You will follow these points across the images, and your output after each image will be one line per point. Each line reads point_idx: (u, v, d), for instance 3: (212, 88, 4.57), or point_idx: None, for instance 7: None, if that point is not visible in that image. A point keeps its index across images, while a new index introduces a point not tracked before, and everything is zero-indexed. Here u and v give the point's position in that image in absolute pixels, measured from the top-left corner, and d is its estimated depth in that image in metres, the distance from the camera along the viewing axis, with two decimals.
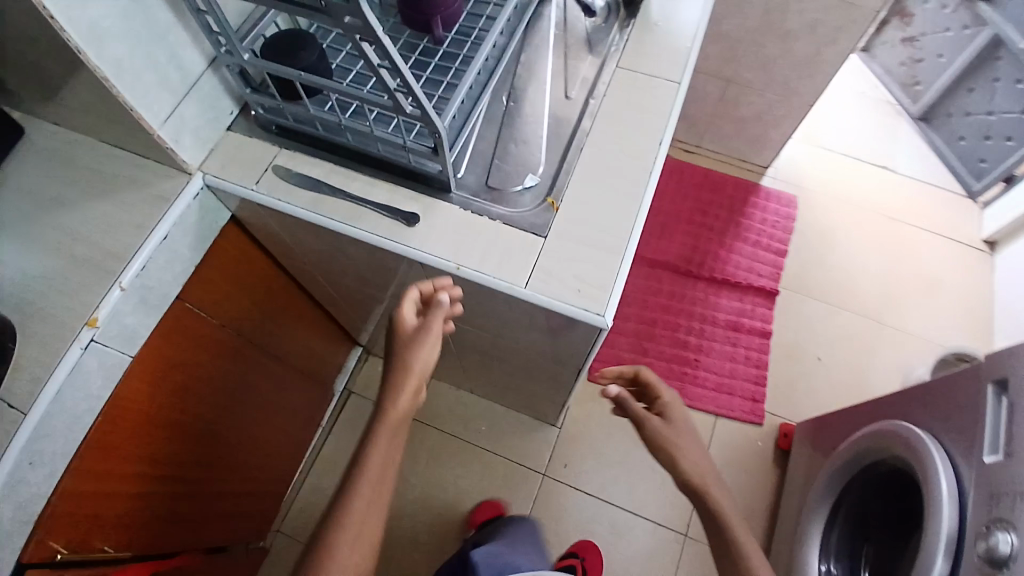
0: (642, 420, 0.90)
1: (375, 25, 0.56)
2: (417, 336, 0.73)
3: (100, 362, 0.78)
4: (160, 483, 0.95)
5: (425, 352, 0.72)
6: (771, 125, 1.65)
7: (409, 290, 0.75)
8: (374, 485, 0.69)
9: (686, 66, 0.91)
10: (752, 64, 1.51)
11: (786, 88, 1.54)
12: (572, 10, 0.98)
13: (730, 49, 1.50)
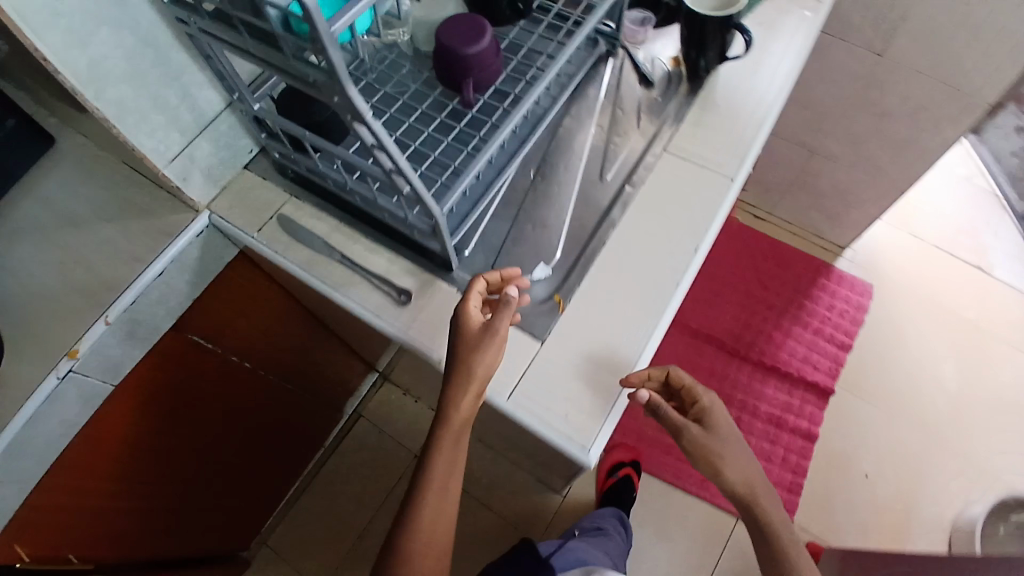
0: (680, 429, 0.75)
1: (361, 108, 0.51)
2: (481, 340, 0.63)
3: (79, 390, 0.77)
4: (137, 497, 0.95)
5: (491, 359, 0.63)
6: (853, 204, 1.50)
7: (472, 282, 0.66)
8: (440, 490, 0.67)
9: (744, 160, 0.81)
10: (839, 137, 1.37)
11: (874, 169, 1.39)
12: (628, 77, 0.89)
13: (815, 120, 1.37)
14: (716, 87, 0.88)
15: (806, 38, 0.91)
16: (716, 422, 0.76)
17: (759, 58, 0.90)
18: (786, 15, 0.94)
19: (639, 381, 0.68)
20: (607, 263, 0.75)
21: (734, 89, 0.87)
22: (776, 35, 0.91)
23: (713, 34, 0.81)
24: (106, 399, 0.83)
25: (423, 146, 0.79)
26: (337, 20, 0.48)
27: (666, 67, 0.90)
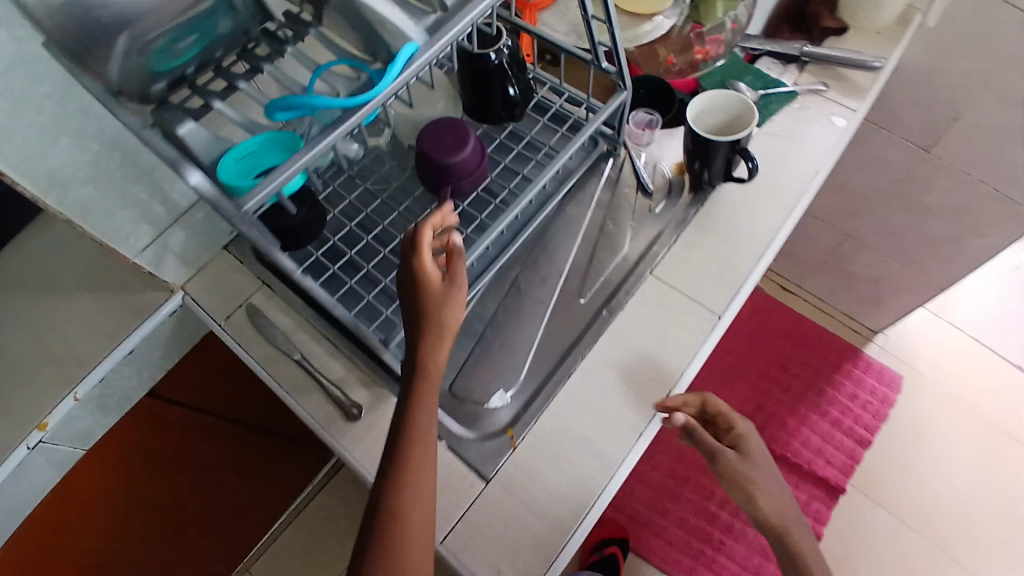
0: (715, 452, 0.72)
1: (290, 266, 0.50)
2: (438, 301, 0.55)
3: (47, 457, 0.78)
4: (116, 548, 0.96)
5: (449, 317, 0.55)
6: (887, 291, 1.40)
7: (422, 232, 0.55)
8: (420, 479, 0.56)
9: (735, 295, 0.77)
10: (876, 225, 1.27)
11: (912, 262, 1.29)
12: (625, 184, 0.85)
13: (851, 205, 1.28)
14: (720, 203, 0.83)
15: (827, 150, 0.85)
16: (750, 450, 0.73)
17: (774, 168, 0.85)
18: (813, 120, 0.88)
19: (674, 406, 0.71)
20: (571, 398, 0.73)
21: (739, 208, 0.83)
22: (797, 145, 0.86)
23: (719, 153, 0.76)
24: (77, 460, 0.85)
25: (397, 252, 0.74)
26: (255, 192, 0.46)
27: (669, 173, 0.85)
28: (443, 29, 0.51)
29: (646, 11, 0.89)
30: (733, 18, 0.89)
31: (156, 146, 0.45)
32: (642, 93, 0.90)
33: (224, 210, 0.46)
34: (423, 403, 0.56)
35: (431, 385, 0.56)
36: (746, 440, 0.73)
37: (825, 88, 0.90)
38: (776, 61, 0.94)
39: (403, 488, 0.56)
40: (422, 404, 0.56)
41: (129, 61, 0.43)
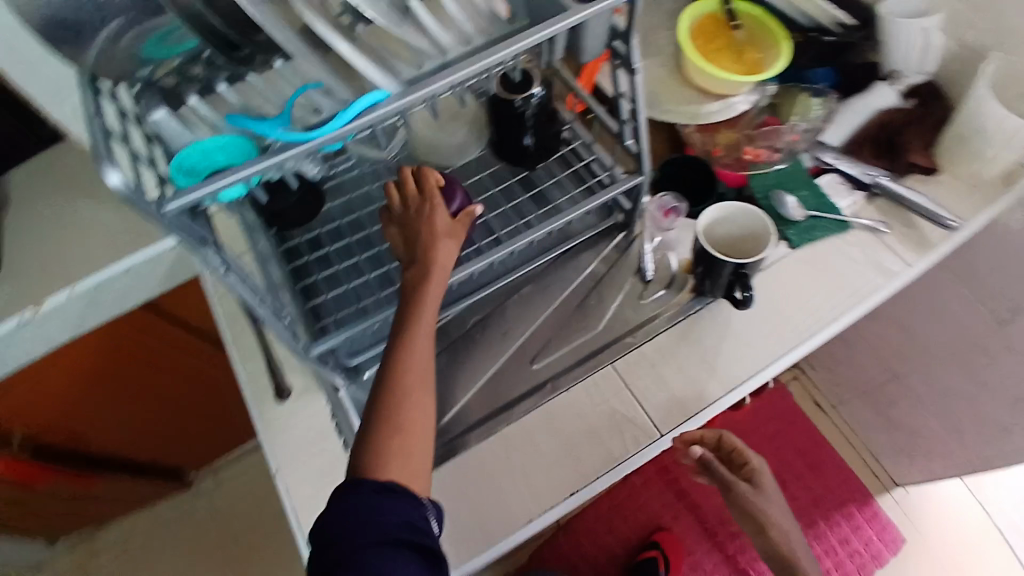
0: (731, 483, 0.75)
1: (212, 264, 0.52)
2: (443, 233, 0.61)
3: (38, 332, 0.84)
4: (87, 413, 1.07)
5: (447, 251, 0.61)
6: (919, 449, 1.27)
7: (434, 181, 0.63)
8: (416, 380, 0.58)
9: (692, 415, 0.71)
10: (927, 381, 1.14)
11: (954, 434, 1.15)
12: (626, 264, 0.80)
13: (904, 350, 1.15)
14: (715, 314, 0.77)
15: (857, 299, 0.77)
16: (762, 483, 0.77)
17: (791, 299, 0.77)
18: (857, 260, 0.80)
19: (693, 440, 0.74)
20: (475, 458, 0.70)
21: (733, 329, 0.76)
22: (826, 283, 0.78)
23: (720, 273, 0.71)
24: (67, 340, 0.90)
25: (370, 261, 0.76)
26: (187, 192, 0.47)
27: (675, 266, 0.80)
28: (421, 84, 0.51)
29: (717, 89, 0.86)
30: (797, 129, 0.86)
31: (94, 137, 0.44)
32: (679, 174, 0.85)
33: (142, 208, 0.45)
34: (423, 315, 0.59)
35: (435, 293, 0.60)
36: (759, 475, 0.77)
37: (886, 230, 0.81)
38: (846, 182, 0.84)
39: (404, 387, 0.58)
40: (422, 316, 0.59)
41: None
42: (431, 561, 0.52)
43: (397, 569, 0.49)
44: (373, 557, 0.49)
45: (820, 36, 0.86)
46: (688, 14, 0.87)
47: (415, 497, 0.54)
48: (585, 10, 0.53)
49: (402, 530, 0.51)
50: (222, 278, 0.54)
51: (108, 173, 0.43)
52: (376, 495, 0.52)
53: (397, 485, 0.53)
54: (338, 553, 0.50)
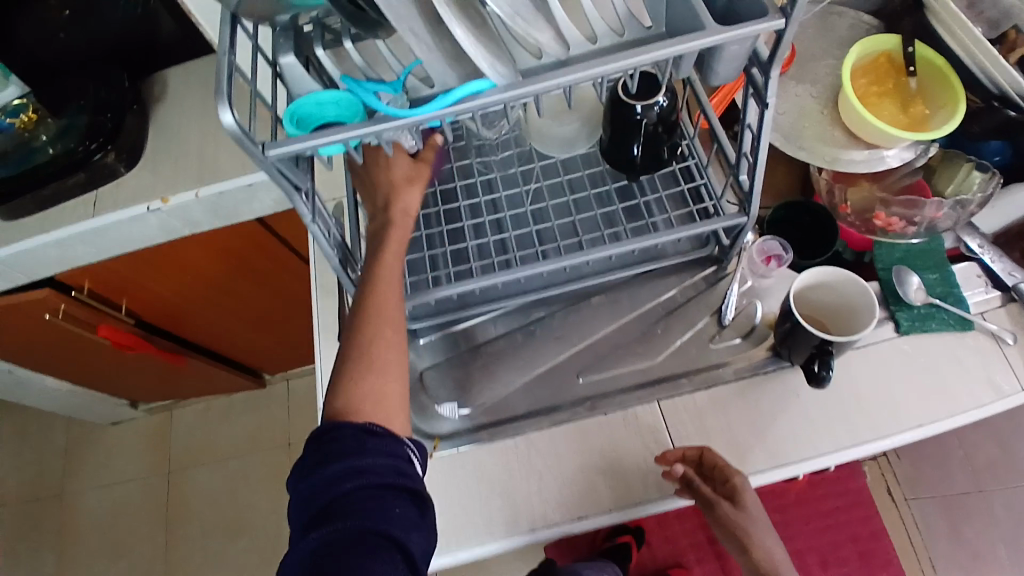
0: (714, 502, 0.66)
1: (302, 211, 0.55)
2: (402, 183, 0.62)
3: (161, 224, 0.94)
4: (189, 301, 1.18)
5: (414, 199, 0.62)
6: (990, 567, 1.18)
7: None
8: (388, 332, 0.59)
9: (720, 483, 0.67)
10: None
11: None
12: (707, 300, 0.76)
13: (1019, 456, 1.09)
14: (785, 381, 0.71)
15: (950, 410, 0.69)
16: (748, 504, 0.67)
17: (873, 388, 0.71)
18: (964, 366, 0.71)
19: (673, 459, 0.67)
20: (500, 452, 0.71)
21: (800, 402, 0.70)
22: (921, 382, 0.71)
23: (804, 340, 0.65)
24: (183, 237, 1.00)
25: (450, 233, 0.78)
26: (289, 142, 0.49)
27: (759, 318, 0.75)
28: (532, 80, 0.50)
29: (867, 138, 0.77)
30: (943, 207, 0.75)
31: (218, 75, 0.47)
32: (802, 220, 0.79)
33: (246, 150, 0.48)
34: (389, 257, 0.61)
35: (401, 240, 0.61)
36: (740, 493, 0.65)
37: (1011, 341, 0.71)
38: (984, 276, 0.76)
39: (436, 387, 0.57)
40: (388, 259, 0.61)
41: None
42: (420, 501, 0.54)
43: (389, 511, 0.50)
44: (364, 502, 0.50)
45: (1003, 107, 0.74)
46: (861, 46, 0.77)
47: (396, 435, 0.56)
48: (724, 32, 0.48)
49: (390, 475, 0.52)
50: (307, 225, 0.57)
51: (224, 112, 0.46)
52: (359, 438, 0.53)
53: (378, 426, 0.55)
54: (330, 499, 0.51)
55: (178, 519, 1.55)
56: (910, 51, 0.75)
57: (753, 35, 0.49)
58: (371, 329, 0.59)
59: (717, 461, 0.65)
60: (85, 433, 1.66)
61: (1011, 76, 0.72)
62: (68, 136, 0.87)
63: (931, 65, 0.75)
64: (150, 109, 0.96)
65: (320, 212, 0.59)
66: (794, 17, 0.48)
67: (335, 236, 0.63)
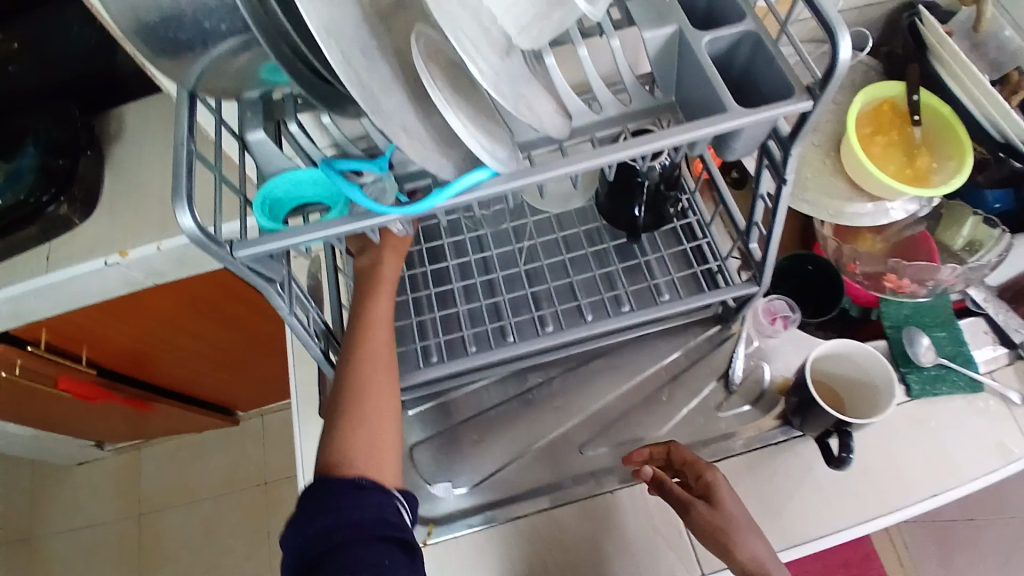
0: (686, 503, 0.60)
1: (278, 305, 0.49)
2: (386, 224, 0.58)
3: (123, 277, 0.84)
4: (156, 347, 1.10)
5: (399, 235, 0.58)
6: None
7: None
8: (377, 397, 0.54)
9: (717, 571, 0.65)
10: None
11: None
12: (710, 364, 0.73)
13: None
14: (797, 453, 0.69)
15: (958, 478, 0.66)
16: (725, 502, 0.59)
17: (887, 456, 0.68)
18: (976, 430, 0.69)
19: (639, 460, 0.66)
20: (502, 535, 0.68)
21: (812, 475, 0.68)
22: (932, 450, 0.68)
23: (821, 418, 0.64)
24: (149, 287, 0.90)
25: (439, 296, 0.73)
26: (260, 240, 0.44)
27: (768, 381, 0.72)
28: (535, 167, 0.45)
29: (873, 190, 0.73)
30: (956, 271, 0.74)
31: (175, 170, 0.41)
32: (806, 271, 0.77)
33: (212, 252, 0.43)
34: (379, 301, 0.56)
35: (388, 281, 0.57)
36: (717, 488, 0.60)
37: (1021, 403, 0.69)
38: (991, 332, 0.75)
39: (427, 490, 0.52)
40: (377, 302, 0.56)
41: (220, 69, 0.44)
42: (409, 551, 0.50)
43: (377, 560, 0.46)
44: (350, 554, 0.46)
45: (1009, 158, 0.72)
46: (864, 95, 0.75)
47: (386, 486, 0.51)
48: (748, 115, 0.43)
49: (378, 526, 0.48)
50: (284, 318, 0.50)
51: (182, 215, 0.40)
52: (347, 490, 0.49)
53: (366, 478, 0.51)
54: (316, 553, 0.47)
55: (150, 564, 1.47)
56: (915, 99, 0.73)
57: (777, 116, 0.44)
58: (368, 408, 0.53)
59: (684, 453, 0.63)
60: (50, 474, 1.58)
61: (1014, 123, 0.70)
62: (16, 186, 0.76)
63: (938, 115, 0.73)
64: (104, 151, 0.83)
65: (299, 298, 0.53)
66: (824, 99, 0.43)
67: (316, 321, 0.57)
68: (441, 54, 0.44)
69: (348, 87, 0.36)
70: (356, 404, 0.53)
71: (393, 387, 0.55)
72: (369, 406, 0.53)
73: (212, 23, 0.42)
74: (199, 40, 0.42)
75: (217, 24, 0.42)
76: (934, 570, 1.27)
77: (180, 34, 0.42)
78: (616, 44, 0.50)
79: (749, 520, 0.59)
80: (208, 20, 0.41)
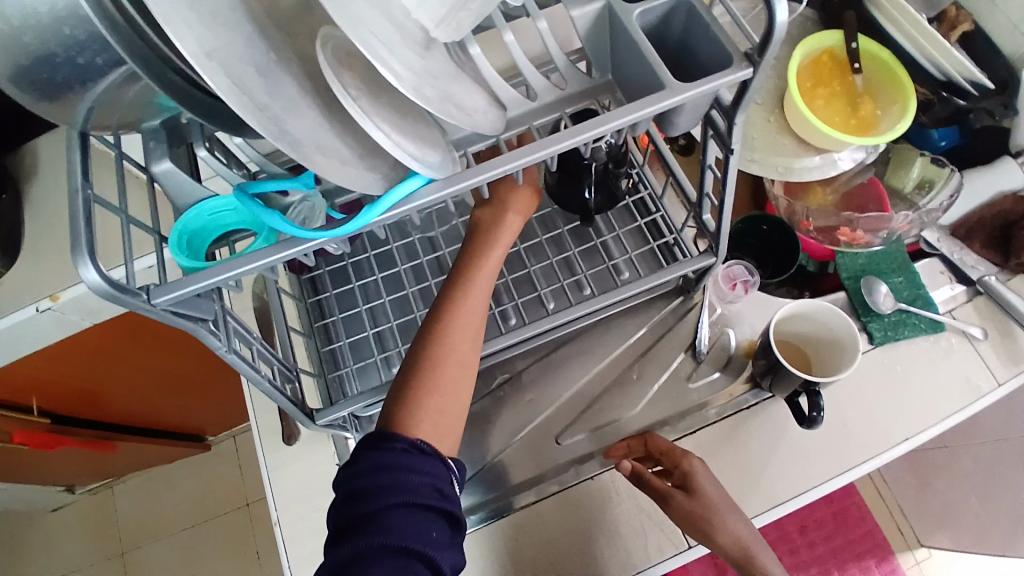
0: (663, 494, 0.62)
1: (215, 346, 0.46)
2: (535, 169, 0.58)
3: (57, 321, 0.78)
4: (107, 384, 1.05)
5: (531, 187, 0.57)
6: (948, 523, 1.22)
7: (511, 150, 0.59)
8: (463, 351, 0.52)
9: (684, 550, 0.65)
10: (977, 462, 1.09)
11: (988, 519, 1.11)
12: (677, 337, 0.73)
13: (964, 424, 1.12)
14: (770, 414, 0.69)
15: (930, 419, 0.67)
16: (703, 489, 0.61)
17: (861, 407, 0.69)
18: (943, 367, 0.70)
19: (618, 456, 0.67)
20: (485, 537, 0.67)
21: (788, 436, 0.68)
22: (901, 393, 0.69)
23: (788, 381, 0.64)
24: (89, 325, 0.84)
25: (394, 304, 0.71)
26: (179, 283, 0.40)
27: (734, 347, 0.72)
28: (472, 170, 0.42)
29: (819, 143, 0.72)
30: (908, 217, 0.75)
31: (72, 223, 0.38)
32: (761, 231, 0.78)
33: (127, 303, 0.39)
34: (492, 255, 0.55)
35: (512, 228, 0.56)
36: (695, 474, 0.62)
37: (982, 337, 0.70)
38: (947, 272, 0.76)
39: None
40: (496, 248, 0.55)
41: (110, 100, 0.41)
42: (454, 524, 0.48)
43: (425, 533, 0.45)
44: (397, 519, 0.44)
45: (951, 96, 0.73)
46: (803, 47, 0.73)
47: (442, 459, 0.49)
48: (688, 90, 0.41)
49: (431, 496, 0.46)
50: (224, 357, 0.47)
51: (85, 270, 0.37)
52: (409, 454, 0.47)
53: (427, 444, 0.49)
54: (359, 512, 0.45)
55: None
56: (853, 46, 0.72)
57: (715, 89, 0.42)
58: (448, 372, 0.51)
59: (661, 443, 0.65)
60: (23, 523, 1.52)
61: (957, 61, 0.70)
62: None
63: (877, 60, 0.72)
64: (19, 189, 0.75)
65: (240, 331, 0.50)
66: (763, 65, 0.41)
67: (264, 352, 0.54)
68: (354, 58, 0.40)
69: (245, 117, 0.33)
70: (441, 353, 0.51)
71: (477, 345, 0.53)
72: (450, 357, 0.51)
73: (87, 57, 0.38)
74: (76, 77, 0.39)
75: (91, 58, 0.38)
76: (914, 503, 1.29)
77: (56, 73, 0.38)
78: (544, 25, 0.47)
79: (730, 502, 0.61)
80: (82, 55, 0.38)
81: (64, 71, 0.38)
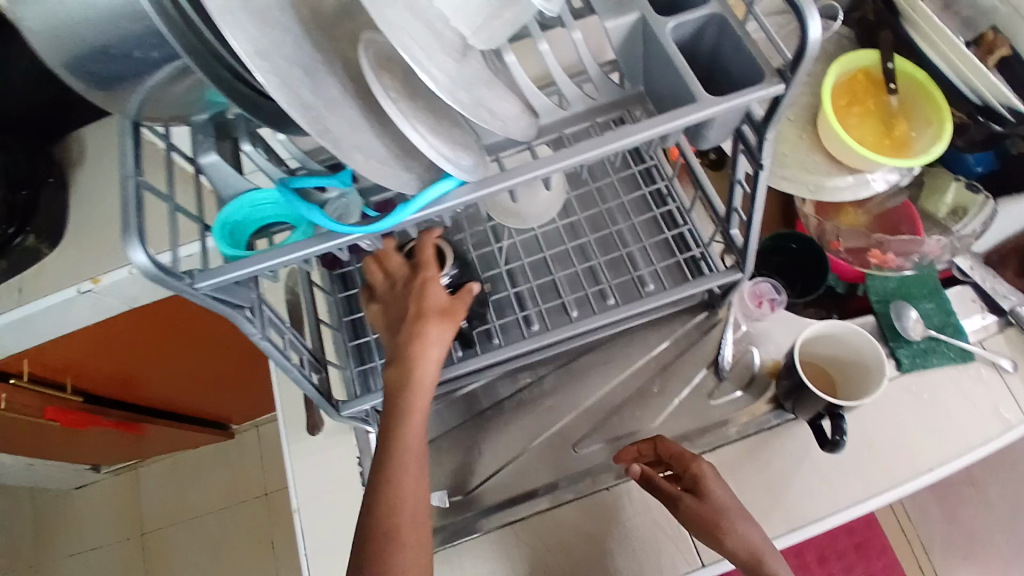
0: (673, 497, 0.61)
1: (249, 331, 0.47)
2: (432, 314, 0.52)
3: (95, 305, 0.80)
4: (141, 367, 1.08)
5: (436, 339, 0.52)
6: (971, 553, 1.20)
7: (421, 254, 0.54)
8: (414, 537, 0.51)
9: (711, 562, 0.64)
10: None
11: None
12: (699, 352, 0.73)
13: None
14: (793, 435, 0.69)
15: (960, 448, 0.66)
16: (713, 493, 0.60)
17: (885, 433, 0.68)
18: (971, 398, 0.68)
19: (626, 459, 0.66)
20: (471, 550, 0.67)
21: (810, 459, 0.67)
22: (927, 422, 0.68)
23: (811, 403, 0.63)
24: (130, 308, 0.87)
25: None
26: (218, 269, 0.42)
27: (758, 365, 0.72)
28: (502, 175, 0.42)
29: (850, 162, 0.72)
30: (940, 241, 0.75)
31: (123, 207, 0.39)
32: (791, 249, 0.79)
33: (172, 286, 0.41)
34: (413, 417, 0.51)
35: (427, 386, 0.51)
36: (704, 481, 0.61)
37: (1011, 368, 0.69)
38: (978, 299, 0.74)
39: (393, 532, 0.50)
40: (415, 415, 0.51)
41: (163, 92, 0.43)
42: None
43: None
44: None
45: (988, 120, 0.70)
46: (837, 66, 0.73)
47: None
48: (717, 104, 0.42)
49: None
50: (258, 343, 0.48)
51: (134, 252, 0.38)
52: None
53: None
54: None
55: None
56: (890, 66, 0.71)
57: (747, 104, 0.42)
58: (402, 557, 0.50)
59: (670, 448, 0.63)
60: (50, 500, 1.56)
61: (990, 85, 0.68)
62: None
63: (913, 80, 0.71)
64: (67, 177, 0.78)
65: (272, 319, 0.52)
66: (796, 82, 0.41)
67: (294, 342, 0.55)
68: (393, 63, 0.42)
69: (289, 114, 0.35)
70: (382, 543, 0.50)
71: (424, 522, 0.52)
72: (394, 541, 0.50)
73: (143, 52, 0.40)
74: (131, 70, 0.41)
75: (146, 53, 0.40)
76: (938, 535, 1.23)
77: (113, 66, 0.40)
78: (578, 36, 0.48)
79: (738, 511, 0.60)
80: (138, 50, 0.40)
81: (121, 63, 0.40)
